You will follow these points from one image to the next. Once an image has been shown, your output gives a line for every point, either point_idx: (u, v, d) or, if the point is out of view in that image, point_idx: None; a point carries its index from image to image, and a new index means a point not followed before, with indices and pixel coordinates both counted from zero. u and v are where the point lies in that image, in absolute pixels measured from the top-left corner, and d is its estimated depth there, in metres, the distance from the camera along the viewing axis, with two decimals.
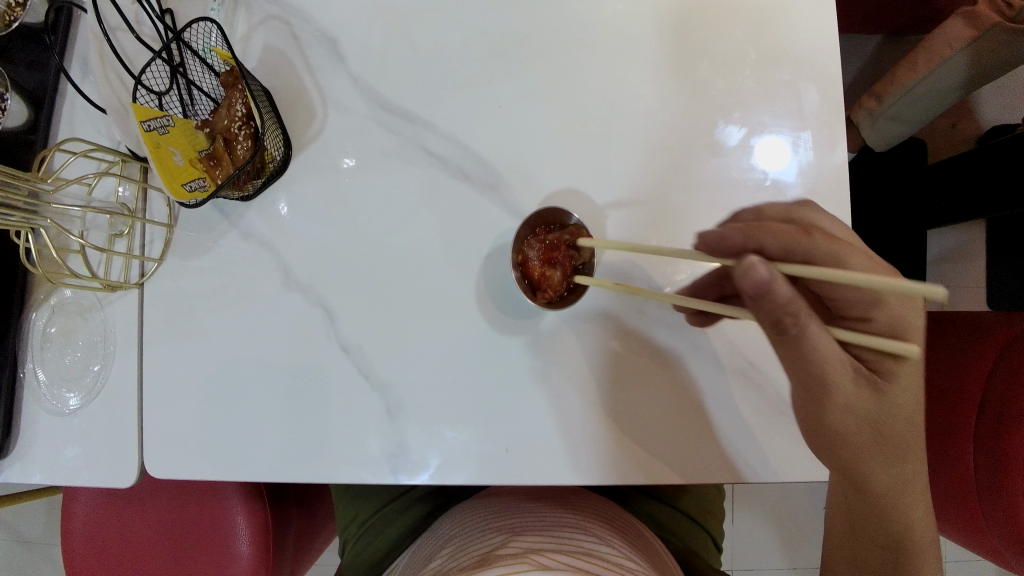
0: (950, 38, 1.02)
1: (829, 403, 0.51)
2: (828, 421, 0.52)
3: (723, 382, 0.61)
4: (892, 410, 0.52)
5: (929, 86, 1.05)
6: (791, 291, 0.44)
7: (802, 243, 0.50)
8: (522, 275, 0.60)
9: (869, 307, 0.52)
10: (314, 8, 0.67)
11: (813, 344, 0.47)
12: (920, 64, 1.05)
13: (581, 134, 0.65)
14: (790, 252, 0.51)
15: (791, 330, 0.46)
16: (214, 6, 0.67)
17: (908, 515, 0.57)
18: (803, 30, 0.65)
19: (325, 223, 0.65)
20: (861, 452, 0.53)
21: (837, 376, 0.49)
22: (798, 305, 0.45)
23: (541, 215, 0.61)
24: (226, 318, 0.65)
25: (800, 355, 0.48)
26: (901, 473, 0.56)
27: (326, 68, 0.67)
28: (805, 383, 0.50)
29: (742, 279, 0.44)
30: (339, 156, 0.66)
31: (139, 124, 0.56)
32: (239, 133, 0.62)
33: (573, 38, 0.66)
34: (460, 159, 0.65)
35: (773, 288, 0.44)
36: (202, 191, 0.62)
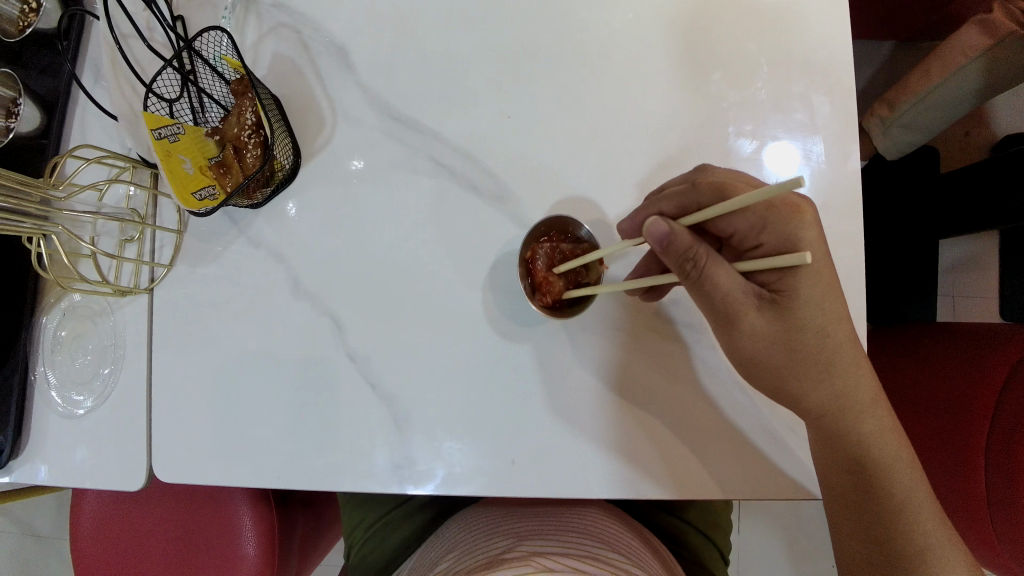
0: (965, 46, 1.00)
1: (741, 332, 0.52)
2: (745, 349, 0.53)
3: (715, 361, 0.61)
4: (802, 327, 0.53)
5: (939, 97, 1.04)
6: (687, 239, 0.48)
7: (686, 194, 0.54)
8: (527, 276, 0.60)
9: (756, 235, 0.54)
10: (324, 18, 0.68)
11: (717, 280, 0.50)
12: (934, 73, 1.04)
13: (590, 145, 0.65)
14: (689, 205, 0.55)
15: (692, 272, 0.49)
16: (224, 14, 0.67)
17: (859, 429, 0.56)
18: (816, 40, 0.64)
19: (334, 232, 0.65)
20: (780, 374, 0.54)
21: (741, 306, 0.51)
22: (697, 247, 0.48)
23: (558, 220, 0.60)
24: (235, 325, 0.65)
25: (705, 295, 0.51)
26: (834, 390, 0.55)
27: (336, 77, 0.67)
28: (718, 319, 0.52)
29: (648, 236, 0.49)
30: (348, 165, 0.66)
31: (150, 132, 0.56)
32: (249, 141, 0.63)
33: (583, 49, 0.66)
34: (469, 168, 0.65)
35: (673, 241, 0.48)
36: (212, 200, 0.62)
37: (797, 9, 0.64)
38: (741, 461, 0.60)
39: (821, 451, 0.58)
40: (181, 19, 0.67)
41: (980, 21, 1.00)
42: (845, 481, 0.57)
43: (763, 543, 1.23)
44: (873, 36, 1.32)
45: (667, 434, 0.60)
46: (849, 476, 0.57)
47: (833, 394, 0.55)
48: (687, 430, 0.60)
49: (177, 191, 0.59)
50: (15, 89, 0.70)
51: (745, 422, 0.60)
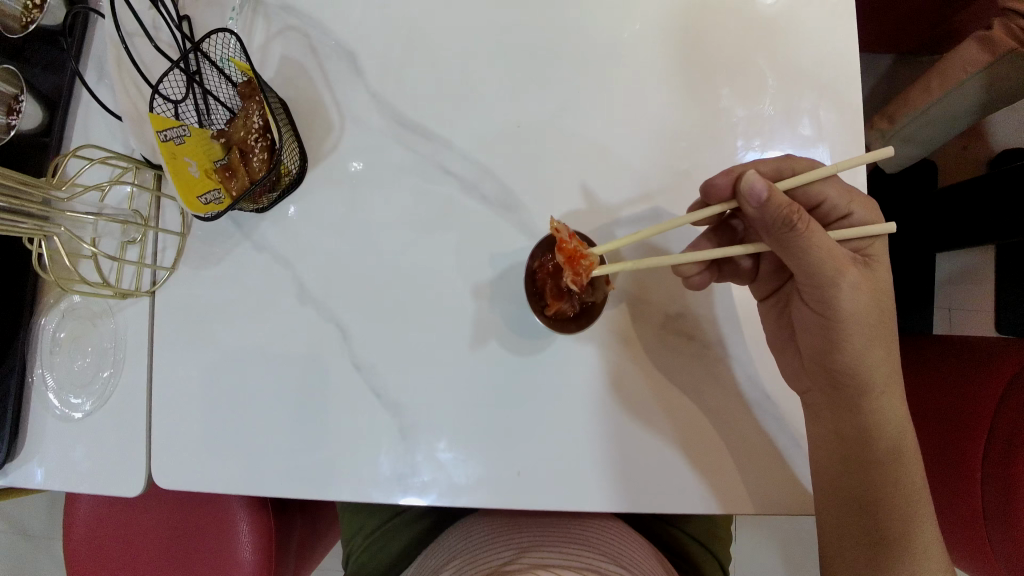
0: (964, 61, 1.03)
1: (834, 293, 0.54)
2: (835, 306, 0.55)
3: (745, 368, 0.61)
4: (882, 288, 0.55)
5: (940, 110, 1.08)
6: (785, 197, 0.50)
7: (784, 159, 0.58)
8: (528, 290, 0.58)
9: (847, 205, 0.58)
10: (333, 20, 0.68)
11: (818, 238, 0.51)
12: (934, 86, 1.06)
13: (598, 154, 0.64)
14: (785, 171, 0.58)
15: (794, 231, 0.50)
16: (232, 15, 0.68)
17: (889, 416, 0.57)
18: (825, 54, 0.65)
19: (341, 235, 0.64)
20: (853, 335, 0.55)
21: (838, 265, 0.53)
22: (797, 205, 0.50)
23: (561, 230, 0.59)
24: (237, 329, 0.65)
25: (803, 255, 0.52)
26: (882, 365, 0.56)
27: (343, 81, 0.67)
28: (814, 281, 0.54)
29: (745, 196, 0.50)
30: (352, 167, 0.65)
31: (156, 133, 0.57)
32: (255, 145, 0.62)
33: (592, 59, 0.66)
34: (478, 176, 0.64)
35: (773, 200, 0.50)
36: (217, 204, 0.61)
37: (806, 25, 0.65)
38: (744, 463, 0.59)
39: (838, 435, 0.58)
40: (186, 19, 0.67)
41: (979, 37, 1.03)
42: (857, 465, 0.57)
43: (761, 550, 1.23)
44: (873, 48, 1.34)
45: (671, 444, 0.59)
46: (859, 463, 0.57)
47: (878, 369, 0.56)
48: (697, 431, 0.60)
49: (183, 195, 0.58)
50: (18, 86, 0.69)
51: (734, 413, 0.60)
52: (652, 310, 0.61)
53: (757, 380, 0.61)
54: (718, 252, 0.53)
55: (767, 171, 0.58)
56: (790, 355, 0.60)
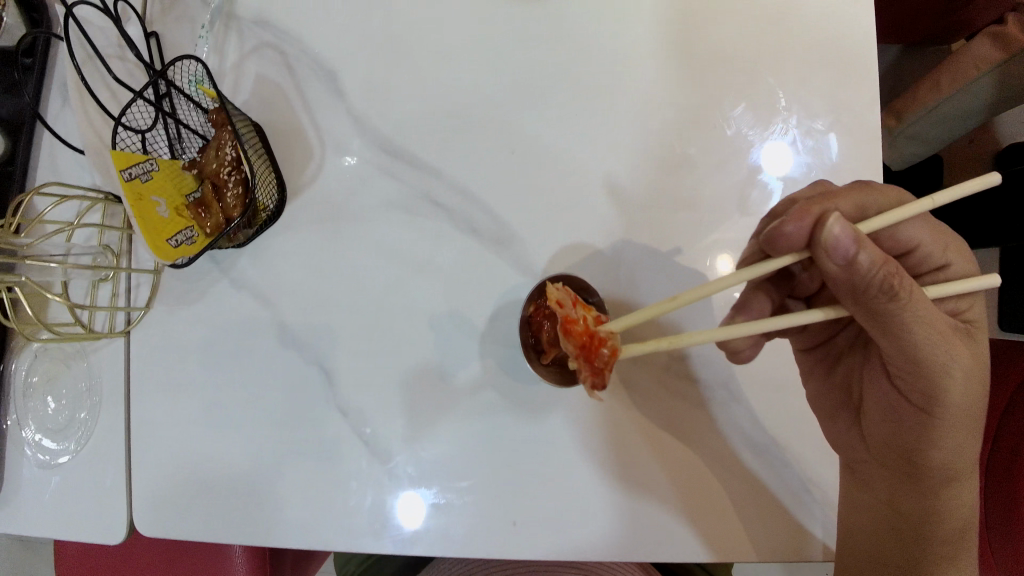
0: (977, 59, 1.00)
1: (935, 379, 0.48)
2: (930, 387, 0.48)
3: (750, 412, 0.59)
4: (984, 366, 0.49)
5: (952, 107, 1.04)
6: (877, 252, 0.44)
7: (869, 192, 0.52)
8: (526, 352, 0.54)
9: (942, 253, 0.54)
10: (311, 36, 0.63)
11: (915, 312, 0.45)
12: (943, 83, 1.04)
13: (596, 180, 0.61)
14: (868, 207, 0.52)
15: (892, 299, 0.44)
16: (203, 33, 0.64)
17: (963, 500, 0.53)
18: (833, 71, 0.61)
19: (325, 272, 0.61)
20: (951, 420, 0.49)
21: (941, 343, 0.46)
22: (894, 264, 0.44)
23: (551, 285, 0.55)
24: (216, 371, 0.62)
25: (899, 328, 0.46)
26: (969, 449, 0.51)
27: (324, 104, 0.62)
28: (904, 355, 0.48)
29: (828, 246, 0.44)
30: (345, 161, 0.61)
31: (119, 173, 0.52)
32: (229, 178, 0.58)
33: (587, 77, 0.62)
34: (469, 207, 0.60)
35: (862, 254, 0.44)
36: (190, 244, 0.57)
37: (812, 39, 0.61)
38: (747, 509, 0.57)
39: (891, 508, 0.55)
40: (155, 36, 0.65)
41: (993, 33, 1.00)
42: (905, 543, 0.55)
43: (764, 564, 1.20)
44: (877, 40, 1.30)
45: (674, 491, 0.57)
46: (910, 539, 0.55)
47: (959, 457, 0.51)
48: (701, 481, 0.57)
49: (151, 239, 0.54)
50: None
51: (737, 458, 0.58)
52: (656, 353, 0.58)
53: (761, 425, 0.58)
54: (780, 319, 0.48)
55: (855, 205, 0.52)
56: (846, 423, 0.58)
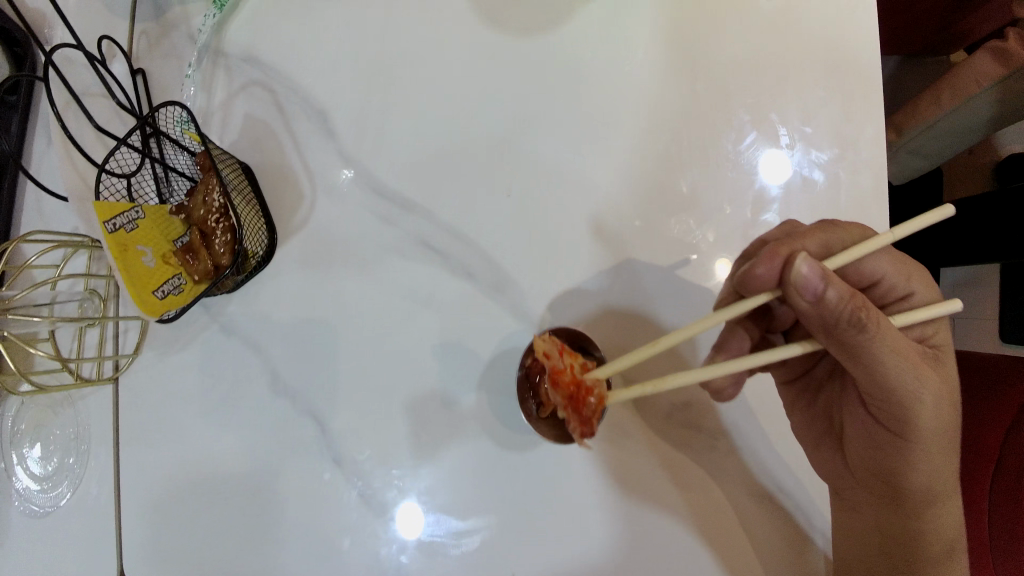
0: (979, 74, 1.00)
1: (911, 407, 0.46)
2: (907, 416, 0.47)
3: (752, 461, 0.57)
4: (954, 386, 0.48)
5: (952, 122, 1.03)
6: (844, 286, 0.42)
7: (832, 230, 0.51)
8: (522, 409, 0.53)
9: (907, 283, 0.53)
10: (301, 75, 0.62)
11: (887, 344, 0.43)
12: (944, 99, 1.03)
13: (593, 221, 0.59)
14: (834, 245, 0.50)
15: (864, 332, 0.42)
16: (189, 71, 0.63)
17: (945, 518, 0.52)
18: (834, 109, 0.60)
19: (317, 319, 0.59)
20: (926, 443, 0.48)
21: (915, 372, 0.45)
22: (862, 297, 0.42)
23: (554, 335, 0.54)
24: (207, 419, 0.60)
25: (874, 361, 0.44)
26: (946, 469, 0.50)
27: (314, 144, 0.61)
28: (880, 387, 0.46)
29: (796, 285, 0.42)
30: (344, 174, 0.60)
31: (101, 224, 0.50)
32: (217, 225, 0.57)
33: (584, 115, 0.60)
34: (463, 250, 0.59)
35: (830, 290, 0.42)
36: (176, 293, 0.56)
37: (809, 75, 0.61)
38: (748, 559, 0.57)
39: (880, 534, 0.53)
40: (141, 72, 0.65)
41: (994, 48, 1.00)
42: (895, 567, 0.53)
43: None
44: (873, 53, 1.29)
45: (674, 541, 0.56)
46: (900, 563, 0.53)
47: (941, 478, 0.50)
48: (704, 528, 0.57)
49: (136, 291, 0.52)
50: None
51: (735, 504, 0.57)
52: (654, 399, 0.57)
53: (765, 473, 0.57)
54: (758, 358, 0.45)
55: (820, 244, 0.50)
56: (830, 452, 0.56)
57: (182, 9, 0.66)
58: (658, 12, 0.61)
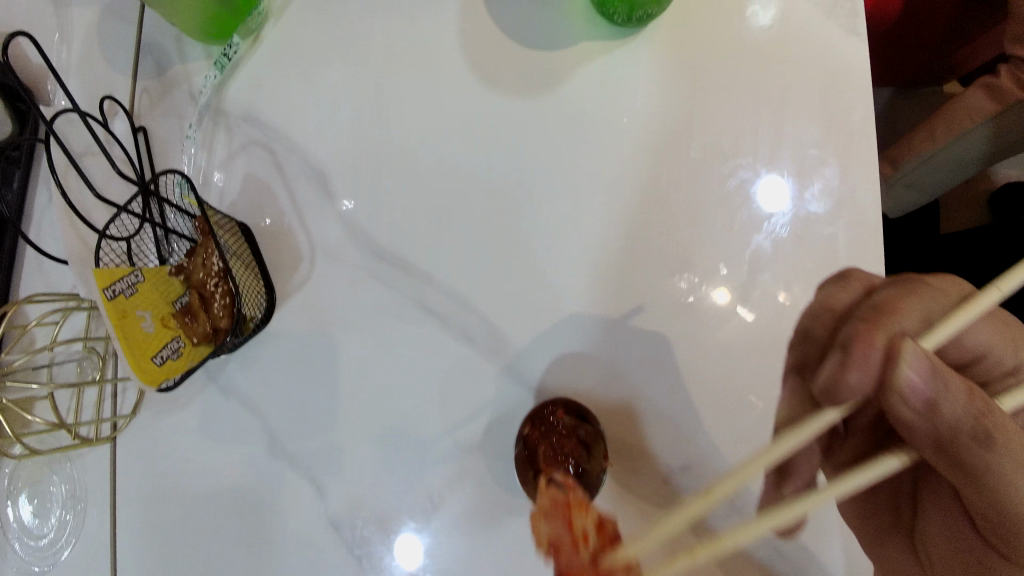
0: (971, 110, 1.01)
1: None
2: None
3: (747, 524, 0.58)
4: None
5: (947, 155, 1.03)
6: (961, 394, 0.39)
7: (929, 295, 0.42)
8: (519, 476, 0.54)
9: (1008, 352, 0.47)
10: (301, 137, 0.63)
11: (1011, 462, 0.38)
12: (939, 134, 1.04)
13: (591, 281, 0.60)
14: (933, 315, 0.42)
15: (982, 447, 0.38)
16: (189, 132, 0.64)
17: None
18: (829, 168, 0.61)
19: (315, 379, 0.60)
20: None
21: None
22: (978, 405, 0.38)
23: (551, 406, 0.55)
24: (205, 480, 0.60)
25: (991, 481, 0.39)
26: None
27: (313, 205, 0.62)
28: (996, 508, 0.41)
29: (903, 390, 0.39)
30: (344, 205, 0.61)
31: (100, 290, 0.50)
32: (216, 289, 0.57)
33: (580, 176, 0.61)
34: (461, 312, 0.59)
35: (941, 397, 0.39)
36: (175, 357, 0.56)
37: (803, 135, 0.61)
38: None
39: None
40: (142, 129, 0.65)
41: (986, 84, 1.01)
42: None
43: None
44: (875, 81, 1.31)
45: None
46: None
47: None
48: None
49: (133, 358, 0.52)
50: None
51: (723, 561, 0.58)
52: (652, 462, 0.58)
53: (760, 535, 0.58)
54: (863, 477, 0.40)
55: (919, 318, 0.41)
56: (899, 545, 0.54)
57: (184, 68, 0.66)
58: (654, 74, 0.62)
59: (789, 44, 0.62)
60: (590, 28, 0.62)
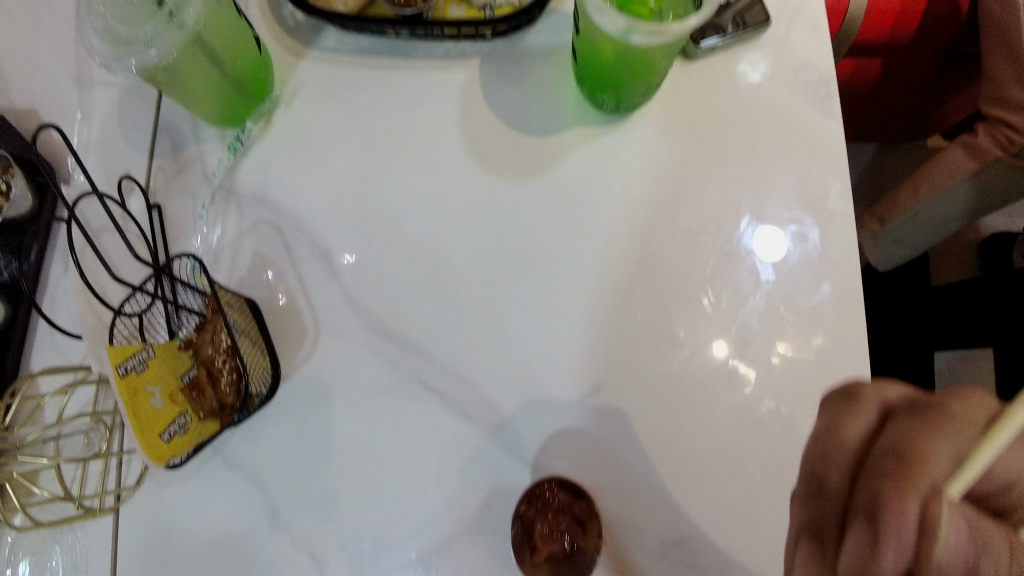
0: (952, 169, 1.04)
1: None
2: None
3: None
4: None
5: (932, 213, 1.08)
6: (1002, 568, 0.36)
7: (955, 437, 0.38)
8: (516, 553, 0.56)
9: None
10: (308, 217, 0.66)
11: None
12: (922, 191, 1.08)
13: (584, 356, 0.62)
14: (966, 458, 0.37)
15: None
16: (201, 211, 0.67)
17: None
18: (812, 247, 0.64)
19: (316, 454, 0.61)
20: None
21: None
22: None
23: (546, 484, 0.58)
24: (205, 553, 0.61)
25: None
26: None
27: (318, 283, 0.65)
28: None
29: (943, 564, 0.36)
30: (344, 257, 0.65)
31: (114, 368, 0.53)
32: (224, 365, 0.60)
33: (573, 255, 0.64)
34: (459, 388, 0.61)
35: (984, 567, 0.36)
36: (182, 433, 0.58)
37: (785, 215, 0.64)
38: None
39: None
40: (157, 207, 0.68)
41: (966, 142, 1.03)
42: None
43: None
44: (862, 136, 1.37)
45: None
46: None
47: None
48: None
49: (142, 433, 0.54)
50: None
51: None
52: (646, 537, 0.59)
53: None
54: None
55: (949, 462, 0.37)
56: None
57: (199, 149, 0.69)
58: (642, 159, 0.66)
59: (771, 130, 0.66)
60: (583, 114, 0.66)
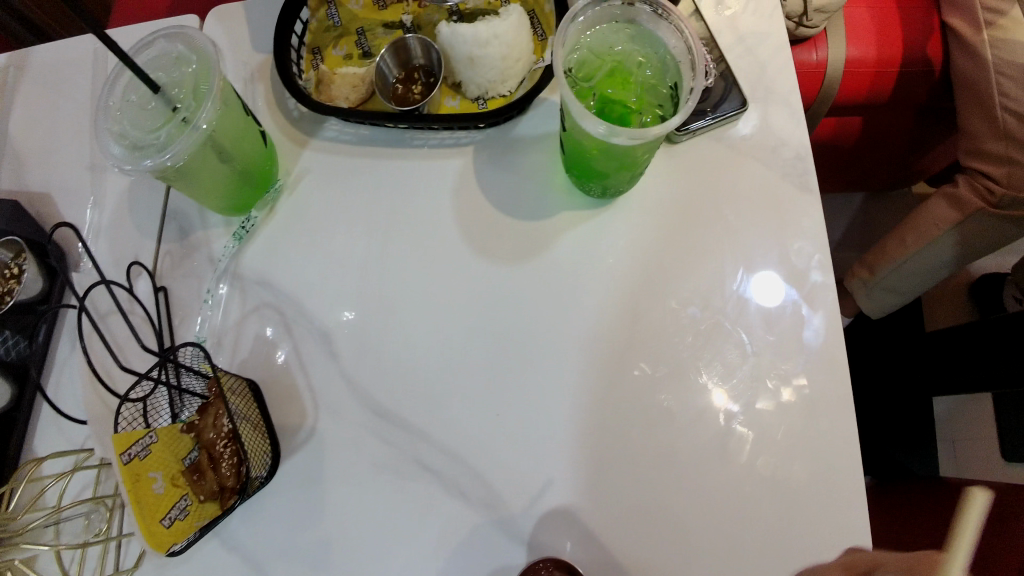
0: (935, 218, 1.02)
1: None
2: None
3: None
4: None
5: (917, 263, 1.05)
6: None
7: None
8: None
9: None
10: (309, 300, 0.69)
11: None
12: (908, 240, 1.05)
13: (577, 433, 0.63)
14: None
15: None
16: (207, 295, 0.70)
17: None
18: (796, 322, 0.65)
19: (314, 535, 0.62)
20: None
21: None
22: None
23: (543, 565, 0.59)
24: None
25: None
26: None
27: (318, 363, 0.67)
28: None
29: None
30: (344, 316, 0.68)
31: (118, 455, 0.53)
32: (225, 450, 0.61)
33: (564, 333, 0.66)
34: (455, 466, 0.63)
35: None
36: (182, 517, 0.57)
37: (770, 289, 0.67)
38: None
39: None
40: (163, 289, 0.70)
41: (948, 193, 1.03)
42: None
43: None
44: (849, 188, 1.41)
45: None
46: None
47: None
48: None
49: (143, 520, 0.54)
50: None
51: None
52: None
53: None
54: None
55: None
56: None
57: (205, 233, 0.72)
58: (629, 238, 0.69)
59: (753, 210, 0.69)
60: (570, 197, 0.70)
